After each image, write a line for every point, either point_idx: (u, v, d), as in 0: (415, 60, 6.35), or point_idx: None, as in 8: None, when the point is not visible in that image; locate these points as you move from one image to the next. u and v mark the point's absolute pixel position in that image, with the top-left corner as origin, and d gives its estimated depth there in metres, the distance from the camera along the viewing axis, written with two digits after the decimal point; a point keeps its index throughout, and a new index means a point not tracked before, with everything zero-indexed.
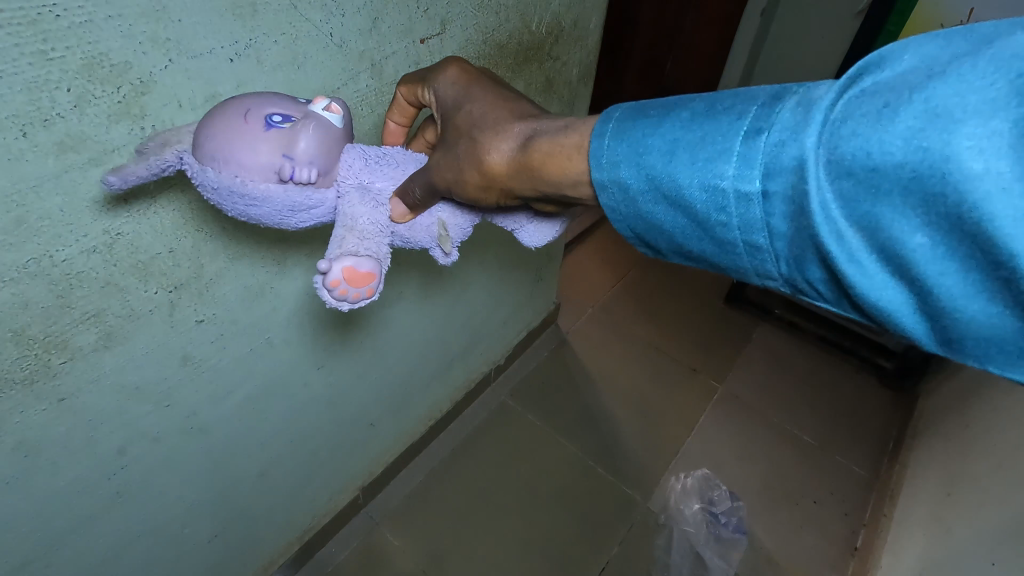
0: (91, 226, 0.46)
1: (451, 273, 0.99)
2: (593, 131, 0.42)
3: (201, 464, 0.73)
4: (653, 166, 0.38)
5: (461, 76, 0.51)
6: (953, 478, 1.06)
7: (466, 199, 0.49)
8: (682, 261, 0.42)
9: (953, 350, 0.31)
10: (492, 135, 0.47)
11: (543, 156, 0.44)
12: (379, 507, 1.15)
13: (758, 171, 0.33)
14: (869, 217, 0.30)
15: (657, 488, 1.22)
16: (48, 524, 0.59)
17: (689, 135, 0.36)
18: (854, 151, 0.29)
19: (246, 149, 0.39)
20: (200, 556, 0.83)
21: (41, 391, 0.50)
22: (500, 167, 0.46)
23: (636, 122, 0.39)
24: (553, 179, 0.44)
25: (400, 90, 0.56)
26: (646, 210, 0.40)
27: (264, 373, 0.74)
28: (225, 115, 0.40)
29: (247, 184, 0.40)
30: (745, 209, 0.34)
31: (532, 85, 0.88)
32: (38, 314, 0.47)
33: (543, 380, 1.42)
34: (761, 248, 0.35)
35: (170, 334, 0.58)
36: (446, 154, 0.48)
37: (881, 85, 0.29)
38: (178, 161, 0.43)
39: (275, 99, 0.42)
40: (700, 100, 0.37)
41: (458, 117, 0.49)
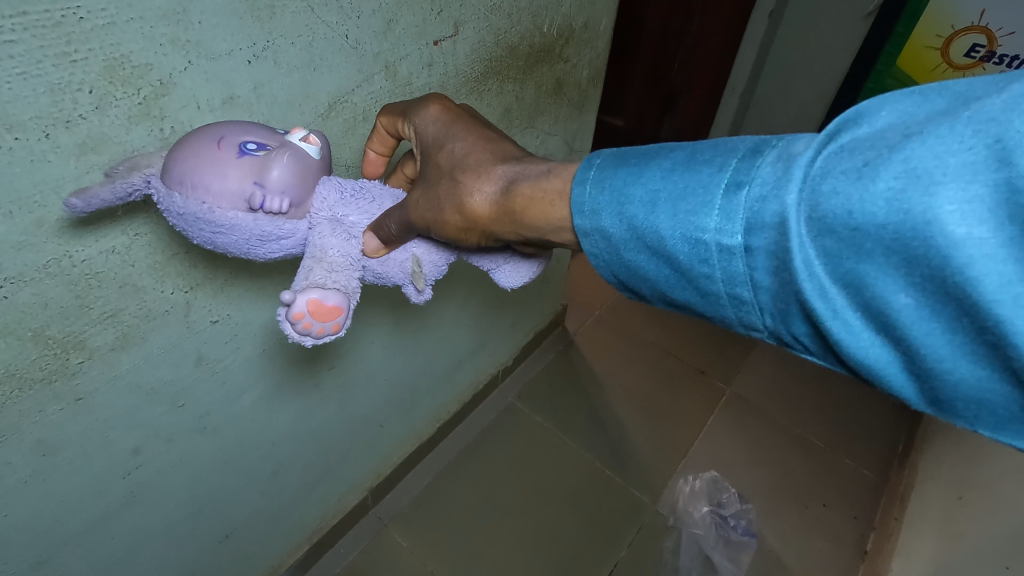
0: (109, 228, 0.47)
1: (459, 277, 0.99)
2: (573, 178, 0.42)
3: (215, 462, 0.73)
4: (635, 215, 0.38)
5: (443, 114, 0.51)
6: (964, 482, 1.05)
7: (445, 237, 0.49)
8: (666, 308, 0.42)
9: (943, 411, 0.31)
10: (473, 177, 0.47)
11: (525, 202, 0.44)
12: (388, 508, 1.15)
13: (739, 225, 0.33)
14: (852, 275, 0.30)
15: (665, 491, 1.22)
16: (63, 523, 0.59)
17: (670, 186, 0.36)
18: (836, 209, 0.29)
19: (216, 175, 0.39)
20: (211, 556, 0.83)
21: (58, 391, 0.51)
22: (482, 210, 0.46)
23: (616, 170, 0.40)
24: (530, 223, 0.45)
25: (381, 119, 0.56)
26: (630, 258, 0.40)
27: (276, 374, 0.74)
28: (196, 142, 0.40)
29: (214, 211, 0.39)
30: (728, 262, 0.34)
31: (543, 87, 0.89)
32: (56, 314, 0.47)
33: (551, 382, 1.42)
34: (744, 301, 0.35)
35: (186, 335, 0.59)
36: (425, 192, 0.48)
37: (859, 143, 0.29)
38: (145, 185, 0.42)
39: (251, 128, 0.42)
40: (680, 149, 0.37)
41: (439, 155, 0.49)
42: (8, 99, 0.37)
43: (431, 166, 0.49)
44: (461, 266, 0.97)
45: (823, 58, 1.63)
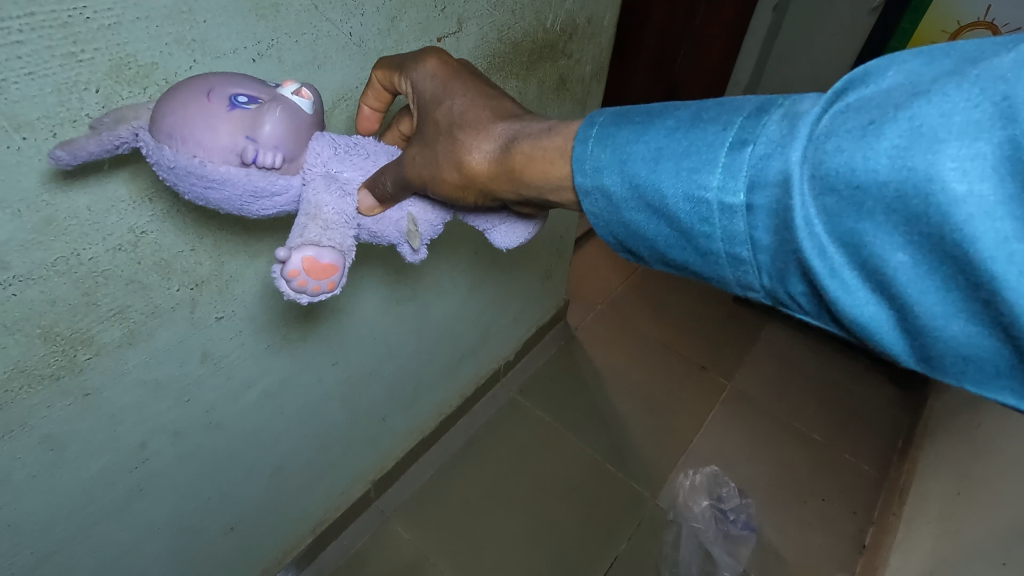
0: (115, 225, 0.47)
1: (461, 269, 0.99)
2: (576, 135, 0.42)
3: (219, 457, 0.74)
4: (636, 174, 0.38)
5: (441, 69, 0.49)
6: (963, 478, 1.06)
7: (442, 196, 0.48)
8: (664, 268, 0.42)
9: (932, 368, 0.31)
10: (473, 134, 0.46)
11: (525, 161, 0.44)
12: (390, 501, 1.16)
13: (742, 184, 0.33)
14: (852, 234, 0.30)
15: (665, 486, 1.23)
16: (70, 517, 0.60)
17: (674, 144, 0.37)
18: (838, 167, 0.29)
19: (206, 128, 0.37)
20: (217, 548, 0.84)
21: (65, 387, 0.51)
22: (481, 168, 0.46)
23: (620, 128, 0.40)
24: (529, 181, 0.45)
25: (376, 73, 0.53)
26: (630, 217, 0.40)
27: (281, 369, 0.75)
28: (185, 92, 0.38)
29: (205, 165, 0.38)
30: (729, 221, 0.35)
31: (546, 83, 0.88)
32: (64, 312, 0.47)
33: (552, 375, 1.42)
34: (743, 260, 0.36)
35: (191, 332, 0.59)
36: (423, 149, 0.47)
37: (865, 102, 0.29)
38: (133, 138, 0.40)
39: (240, 79, 0.40)
40: (685, 108, 0.37)
41: (437, 112, 0.48)
42: (16, 99, 0.37)
43: (427, 127, 0.48)
44: (463, 260, 0.97)
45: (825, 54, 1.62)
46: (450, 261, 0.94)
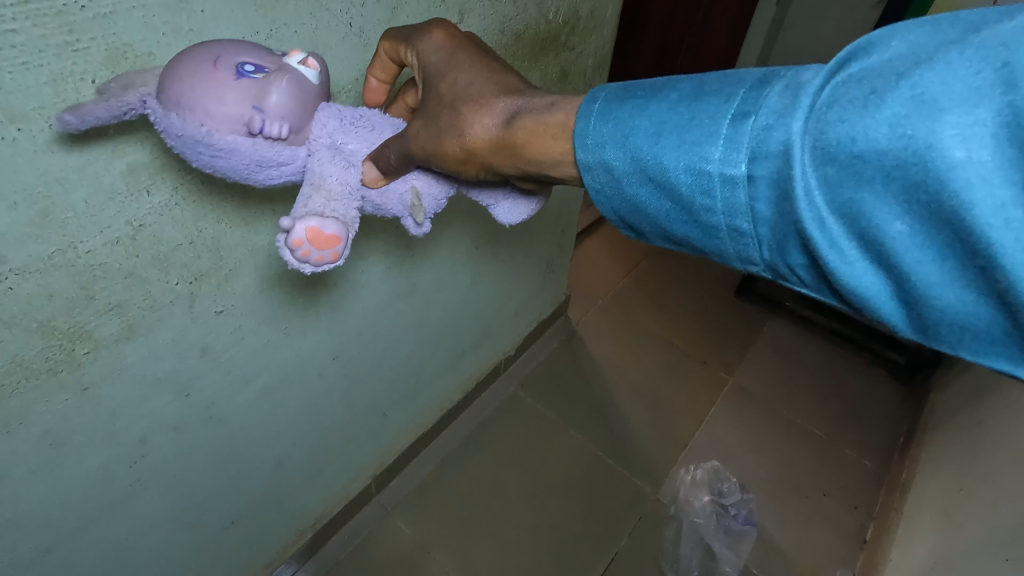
0: (113, 218, 0.47)
1: (462, 264, 0.99)
2: (578, 111, 0.41)
3: (220, 451, 0.74)
4: (639, 148, 0.37)
5: (449, 42, 0.46)
6: (965, 474, 1.05)
7: (444, 169, 0.46)
8: (663, 244, 0.42)
9: (929, 337, 0.31)
10: (476, 108, 0.43)
11: (528, 134, 0.42)
12: (391, 496, 1.16)
13: (744, 155, 0.33)
14: (851, 204, 0.30)
15: (666, 481, 1.23)
16: (70, 512, 0.60)
17: (676, 117, 0.36)
18: (838, 136, 0.29)
19: (213, 97, 0.37)
20: (218, 542, 0.84)
21: (63, 382, 0.51)
22: (483, 143, 0.44)
23: (623, 103, 0.38)
24: (531, 154, 0.43)
25: (382, 44, 0.51)
26: (630, 192, 0.40)
27: (281, 364, 0.74)
28: (193, 61, 0.38)
29: (213, 134, 0.38)
30: (730, 193, 0.34)
31: (548, 76, 0.88)
32: (62, 305, 0.47)
33: (553, 370, 1.42)
34: (743, 233, 0.35)
35: (190, 326, 0.59)
36: (425, 122, 0.44)
37: (869, 71, 0.29)
38: (141, 105, 0.39)
39: (247, 47, 0.40)
40: (687, 81, 0.36)
41: (441, 85, 0.45)
42: (12, 90, 0.37)
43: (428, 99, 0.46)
44: (464, 255, 0.97)
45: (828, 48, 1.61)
46: (451, 255, 0.94)
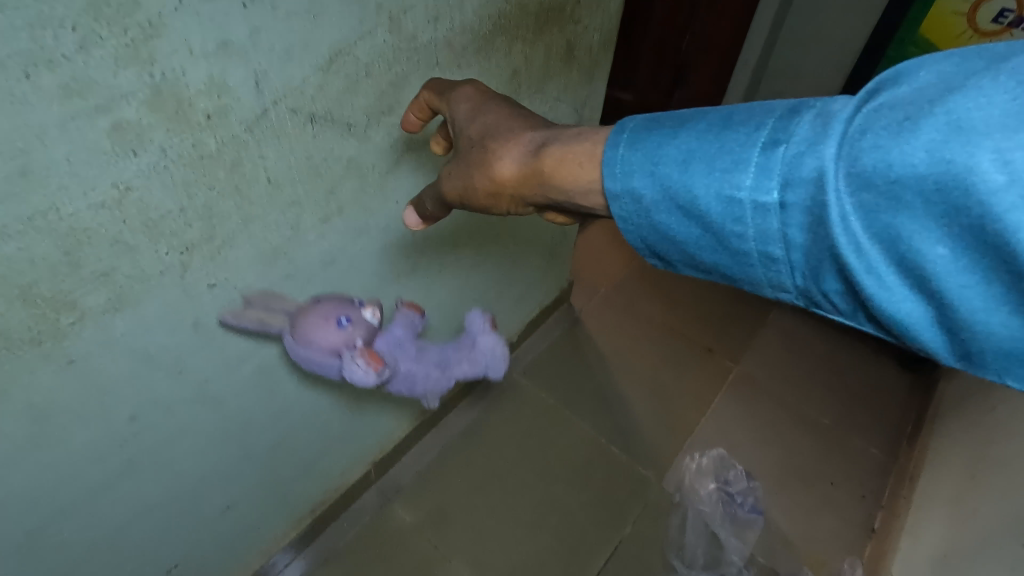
0: (98, 179, 0.44)
1: (464, 245, 0.96)
2: (606, 140, 0.42)
3: (215, 433, 0.72)
4: (670, 178, 0.38)
5: (475, 97, 0.52)
6: (977, 460, 1.03)
7: (479, 205, 0.51)
8: (691, 272, 0.43)
9: (973, 363, 0.32)
10: (503, 144, 0.47)
11: (552, 166, 0.44)
12: (391, 483, 1.14)
13: (777, 182, 0.34)
14: (888, 229, 0.32)
15: (671, 469, 1.21)
16: (57, 492, 0.58)
17: (705, 146, 0.37)
18: (873, 163, 0.31)
19: (324, 334, 0.63)
20: (214, 526, 0.82)
21: (47, 354, 0.48)
22: (509, 175, 0.47)
23: (650, 133, 0.40)
24: (557, 183, 0.44)
25: (422, 92, 0.58)
26: (660, 220, 0.40)
27: (278, 343, 0.72)
28: (315, 317, 0.64)
29: (318, 357, 0.64)
30: (762, 220, 0.35)
31: (552, 50, 0.85)
32: (45, 271, 0.45)
33: (556, 358, 1.40)
34: (776, 260, 0.36)
35: (182, 300, 0.56)
36: (458, 163, 0.51)
37: (897, 102, 0.31)
38: (279, 330, 0.66)
39: (345, 305, 0.66)
40: (714, 112, 0.38)
41: (472, 131, 0.50)
42: None
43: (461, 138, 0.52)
44: (467, 235, 0.95)
45: (839, 30, 1.57)
46: (453, 236, 0.91)
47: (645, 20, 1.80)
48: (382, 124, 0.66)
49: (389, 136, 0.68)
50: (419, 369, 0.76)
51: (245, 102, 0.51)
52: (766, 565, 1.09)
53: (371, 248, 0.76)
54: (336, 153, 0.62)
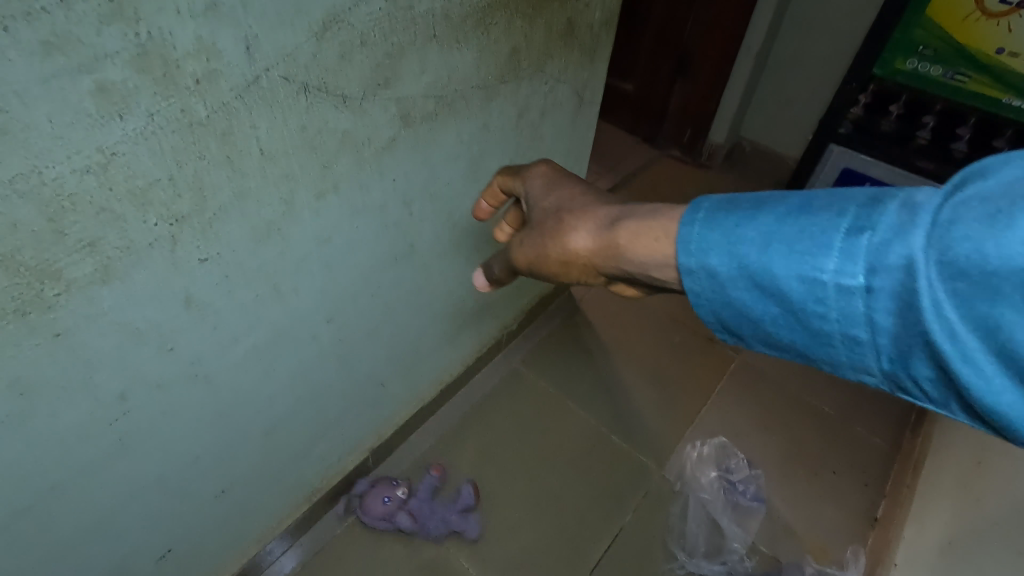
0: (82, 142, 0.43)
1: (463, 227, 0.94)
2: (681, 219, 0.42)
3: (208, 414, 0.70)
4: (747, 256, 0.37)
5: (549, 175, 0.55)
6: (982, 447, 1.01)
7: (551, 272, 0.52)
8: (766, 350, 0.41)
9: None
10: (577, 216, 0.49)
11: (628, 238, 0.44)
12: (388, 470, 1.13)
13: (862, 267, 0.33)
14: (984, 318, 0.30)
15: (672, 457, 1.20)
16: (46, 472, 0.56)
17: (784, 228, 0.36)
18: (967, 254, 0.30)
19: (376, 509, 1.03)
20: (208, 511, 0.81)
21: (32, 326, 0.47)
22: (584, 246, 0.48)
23: (726, 213, 0.39)
24: (632, 255, 0.44)
25: (497, 177, 0.60)
26: (734, 296, 0.39)
27: (272, 323, 0.71)
28: (372, 507, 1.03)
29: (377, 517, 1.03)
30: (846, 303, 0.34)
31: (553, 27, 0.83)
32: (28, 239, 0.43)
33: (556, 346, 1.38)
34: (861, 342, 0.35)
35: (171, 274, 0.55)
36: (531, 233, 0.52)
37: (988, 194, 0.30)
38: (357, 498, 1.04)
39: (388, 491, 1.05)
40: (793, 197, 0.37)
41: (546, 205, 0.53)
42: None
43: (533, 211, 0.54)
44: (465, 218, 0.93)
45: None
46: (452, 217, 0.90)
47: (647, 7, 1.78)
48: (378, 97, 0.64)
49: (386, 111, 0.66)
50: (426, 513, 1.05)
51: (235, 68, 0.49)
52: (768, 554, 1.07)
53: (368, 228, 0.75)
54: (331, 126, 0.61)
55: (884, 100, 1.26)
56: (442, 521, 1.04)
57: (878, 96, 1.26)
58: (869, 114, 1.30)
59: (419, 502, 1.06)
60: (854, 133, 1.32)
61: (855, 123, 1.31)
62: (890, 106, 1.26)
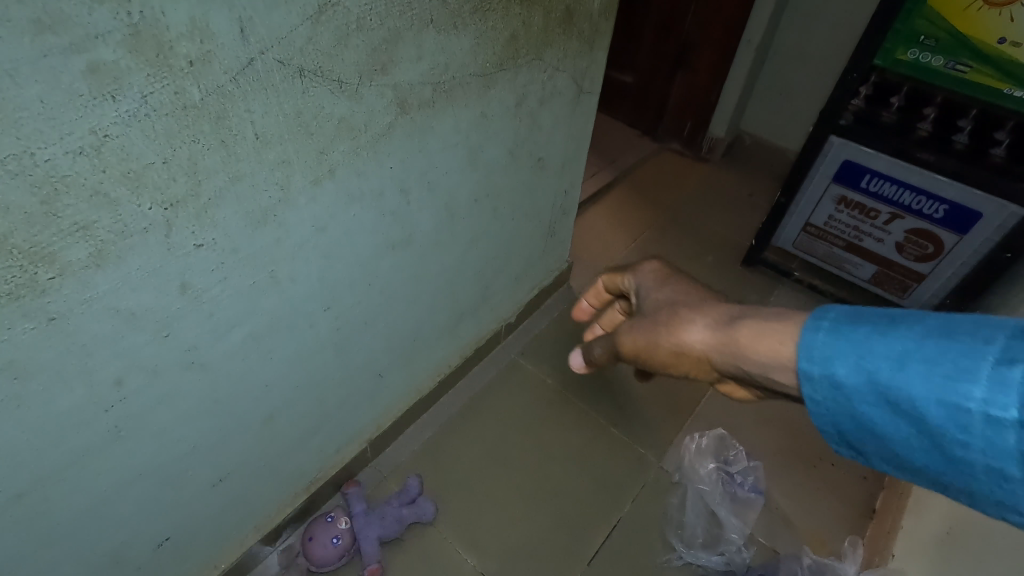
0: (75, 123, 0.42)
1: (461, 217, 0.94)
2: (806, 324, 0.45)
3: (205, 402, 0.70)
4: (880, 372, 0.39)
5: (660, 277, 0.62)
6: None
7: (660, 360, 0.56)
8: (897, 469, 0.42)
9: None
10: (691, 312, 0.54)
11: (749, 337, 0.48)
12: (387, 461, 1.13)
13: (1012, 398, 0.34)
14: None
15: (670, 449, 1.20)
16: (42, 457, 0.56)
17: (923, 349, 0.38)
18: None
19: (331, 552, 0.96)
20: (205, 500, 0.81)
21: (27, 309, 0.47)
22: (701, 339, 0.52)
23: (857, 327, 0.42)
24: (752, 354, 0.48)
25: (603, 277, 0.68)
26: (860, 410, 0.41)
27: (270, 311, 0.71)
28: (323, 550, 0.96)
29: (338, 557, 0.97)
30: (993, 434, 0.35)
31: (551, 15, 0.82)
32: (20, 221, 0.43)
33: (555, 338, 1.38)
34: (1010, 478, 0.35)
35: (166, 259, 0.55)
36: (643, 322, 0.57)
37: None
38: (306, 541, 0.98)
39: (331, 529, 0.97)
40: (932, 319, 0.39)
41: (660, 302, 0.58)
42: None
43: (645, 302, 0.60)
44: (463, 207, 0.93)
45: None
46: (450, 206, 0.90)
47: None
48: (374, 83, 0.64)
49: (383, 97, 0.66)
50: (378, 529, 1.00)
51: (229, 50, 0.49)
52: (766, 545, 1.07)
53: (366, 216, 0.75)
54: (327, 112, 0.60)
55: (884, 92, 1.23)
56: (395, 520, 1.02)
57: (879, 88, 1.23)
58: (869, 107, 1.26)
59: (361, 521, 1.00)
60: (855, 124, 1.27)
61: (855, 114, 1.27)
62: (890, 98, 1.23)
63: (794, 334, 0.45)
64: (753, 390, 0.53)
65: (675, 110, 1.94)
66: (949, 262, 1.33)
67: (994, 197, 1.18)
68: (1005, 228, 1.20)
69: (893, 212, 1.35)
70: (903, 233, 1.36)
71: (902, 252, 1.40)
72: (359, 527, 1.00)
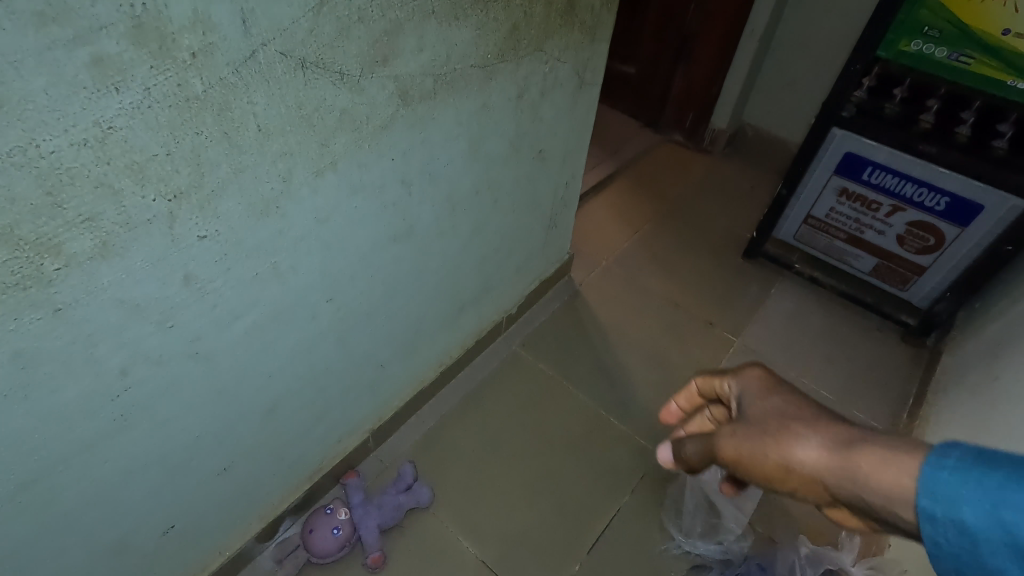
0: (79, 116, 0.43)
1: (462, 209, 0.94)
2: (926, 456, 0.40)
3: (209, 392, 0.71)
4: (1017, 524, 0.34)
5: (764, 382, 0.57)
6: (978, 430, 1.02)
7: (764, 474, 0.50)
8: None
9: None
10: (808, 428, 0.48)
11: (871, 466, 0.43)
12: (389, 451, 1.14)
13: None
14: None
15: (669, 440, 1.21)
16: (49, 446, 0.57)
17: None
18: None
19: (332, 544, 0.97)
20: (210, 488, 0.82)
21: (33, 299, 0.47)
22: (818, 460, 0.46)
23: (986, 467, 0.37)
24: (873, 485, 0.42)
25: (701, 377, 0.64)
26: (990, 563, 0.36)
27: (273, 301, 0.71)
28: (323, 542, 0.97)
29: (339, 549, 0.98)
30: None
31: (552, 6, 0.82)
32: (25, 213, 0.43)
33: (556, 329, 1.39)
34: None
35: (170, 250, 0.55)
36: (746, 427, 0.52)
37: None
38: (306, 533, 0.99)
39: (330, 521, 0.98)
40: None
41: (766, 408, 0.53)
42: None
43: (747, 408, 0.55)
44: (464, 198, 0.93)
45: None
46: (451, 198, 0.90)
47: None
48: (376, 75, 0.64)
49: (384, 89, 0.66)
50: (377, 517, 1.01)
51: (231, 42, 0.49)
52: (765, 534, 1.09)
53: (368, 208, 0.75)
54: (329, 104, 0.61)
55: (887, 83, 1.24)
56: (392, 507, 1.03)
57: (882, 79, 1.24)
58: (871, 99, 1.26)
59: (358, 512, 1.01)
60: (857, 116, 1.26)
61: (858, 106, 1.26)
62: (894, 89, 1.23)
63: (915, 468, 0.40)
64: (870, 522, 0.46)
65: (676, 101, 1.93)
66: (948, 255, 1.34)
67: (995, 189, 1.18)
68: (1005, 222, 1.21)
69: (894, 204, 1.34)
70: (905, 225, 1.36)
71: (902, 245, 1.40)
72: (358, 518, 1.01)
